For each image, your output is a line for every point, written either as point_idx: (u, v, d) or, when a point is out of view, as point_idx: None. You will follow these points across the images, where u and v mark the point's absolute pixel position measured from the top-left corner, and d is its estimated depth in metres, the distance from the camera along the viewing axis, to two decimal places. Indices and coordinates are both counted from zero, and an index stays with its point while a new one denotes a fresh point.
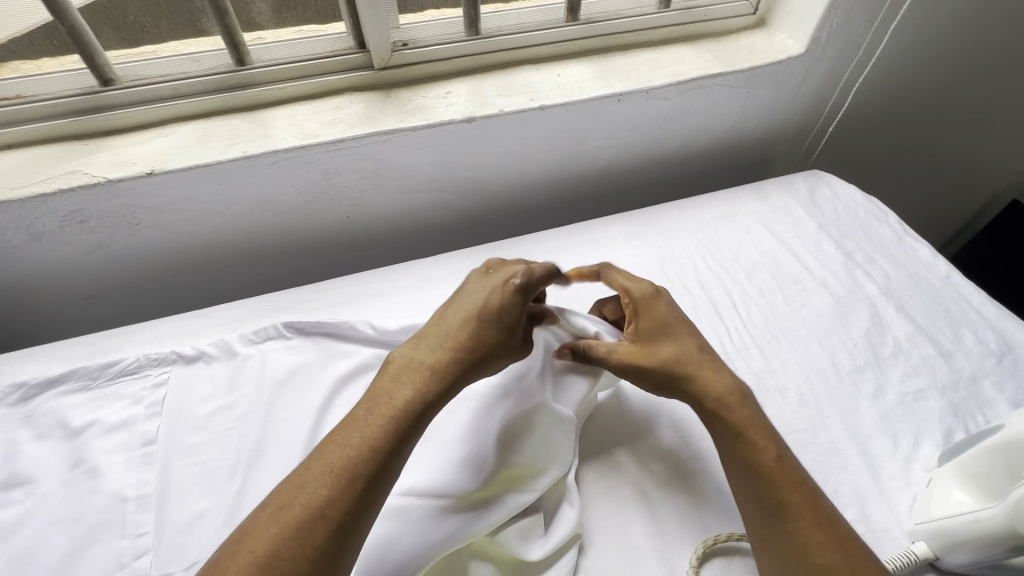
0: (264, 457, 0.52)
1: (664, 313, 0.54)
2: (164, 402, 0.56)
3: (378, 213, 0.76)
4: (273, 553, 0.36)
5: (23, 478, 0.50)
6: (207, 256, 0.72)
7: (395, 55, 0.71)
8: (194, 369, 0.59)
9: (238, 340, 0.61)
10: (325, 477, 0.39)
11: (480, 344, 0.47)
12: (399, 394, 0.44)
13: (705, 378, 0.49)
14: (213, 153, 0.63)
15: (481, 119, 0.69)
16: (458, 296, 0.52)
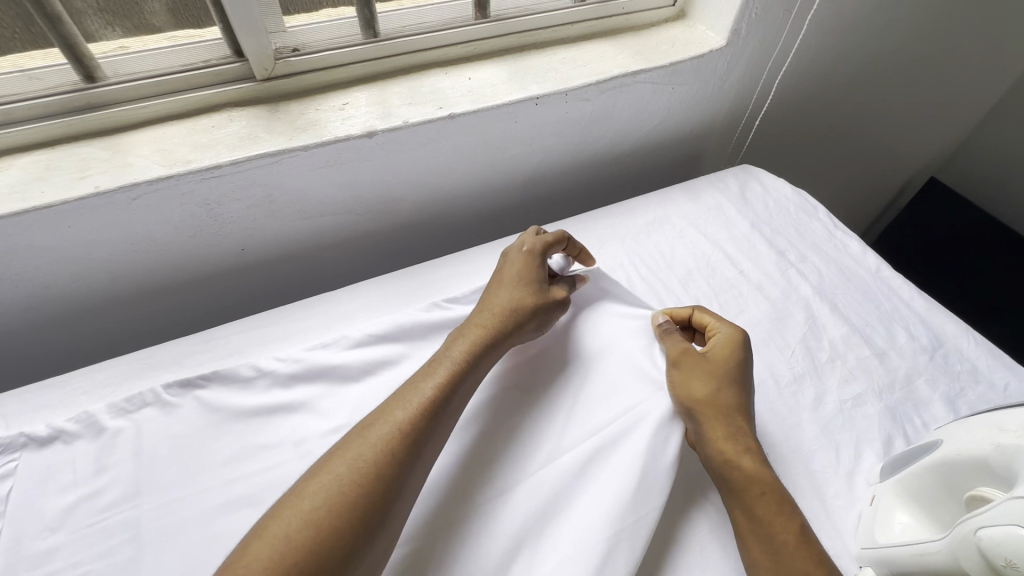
0: (139, 555, 0.44)
1: (733, 353, 0.51)
2: (9, 499, 0.46)
3: (278, 242, 0.67)
4: (360, 458, 0.40)
5: None
6: (73, 307, 0.62)
7: (281, 64, 0.63)
8: (51, 452, 0.49)
9: (107, 411, 0.51)
10: (406, 405, 0.44)
11: (524, 300, 0.55)
12: (461, 348, 0.50)
13: (731, 406, 0.48)
14: (56, 191, 0.52)
15: (384, 133, 0.62)
16: (497, 270, 0.60)
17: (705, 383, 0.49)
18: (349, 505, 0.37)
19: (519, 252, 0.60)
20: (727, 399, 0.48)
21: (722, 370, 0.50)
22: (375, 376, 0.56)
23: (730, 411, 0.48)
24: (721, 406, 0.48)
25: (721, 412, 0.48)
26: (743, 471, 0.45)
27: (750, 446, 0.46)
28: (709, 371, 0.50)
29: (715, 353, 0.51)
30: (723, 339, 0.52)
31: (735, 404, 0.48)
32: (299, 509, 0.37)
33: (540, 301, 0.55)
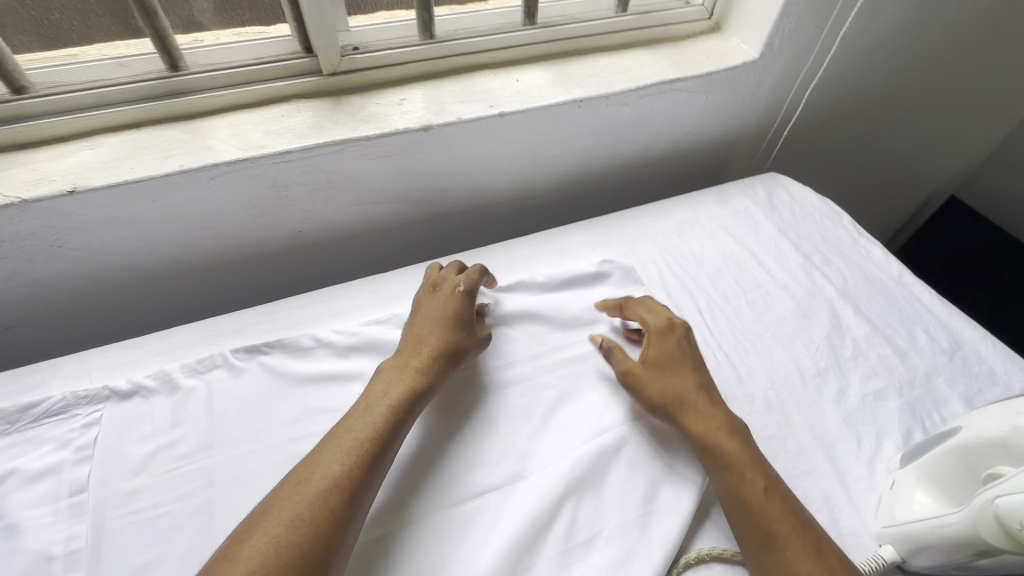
0: (214, 500, 0.48)
1: (674, 345, 0.58)
2: (96, 445, 0.51)
3: (332, 226, 0.72)
4: (301, 515, 0.41)
5: None
6: (145, 278, 0.67)
7: (345, 60, 0.67)
8: (130, 405, 0.54)
9: (181, 371, 0.56)
10: (337, 455, 0.46)
11: (460, 342, 0.57)
12: (392, 392, 0.52)
13: (687, 402, 0.54)
14: (144, 167, 0.57)
15: (440, 127, 0.66)
16: (422, 310, 0.60)
17: (653, 386, 0.55)
18: (289, 559, 0.39)
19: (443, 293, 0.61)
20: (679, 394, 0.54)
21: (663, 370, 0.56)
22: None
23: (686, 406, 0.53)
24: (674, 404, 0.53)
25: (677, 409, 0.53)
26: (704, 444, 0.51)
27: (737, 444, 0.51)
28: (653, 368, 0.56)
29: (651, 353, 0.57)
30: (654, 336, 0.59)
31: (691, 392, 0.54)
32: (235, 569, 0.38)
33: (465, 343, 0.57)
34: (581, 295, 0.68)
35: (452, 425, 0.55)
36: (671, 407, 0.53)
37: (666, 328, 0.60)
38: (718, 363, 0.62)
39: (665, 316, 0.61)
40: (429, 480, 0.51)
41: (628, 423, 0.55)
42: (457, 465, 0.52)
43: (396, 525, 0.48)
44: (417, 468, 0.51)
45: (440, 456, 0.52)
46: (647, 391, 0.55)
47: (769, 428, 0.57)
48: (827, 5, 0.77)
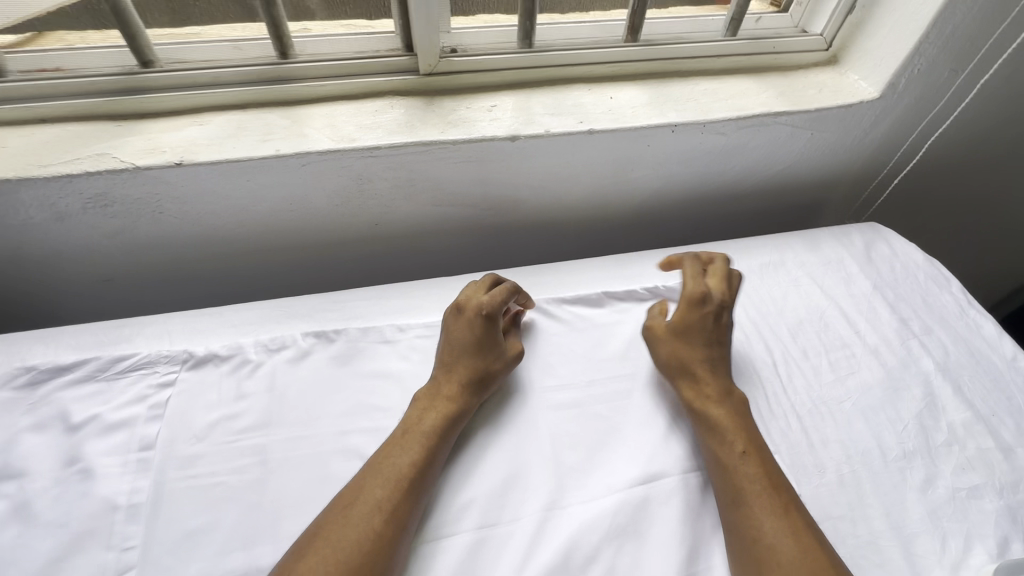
0: (265, 478, 0.50)
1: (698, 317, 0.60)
2: (168, 405, 0.54)
3: (408, 222, 0.73)
4: (347, 542, 0.43)
5: (18, 472, 0.48)
6: (228, 250, 0.70)
7: (443, 62, 0.67)
8: (202, 372, 0.56)
9: (251, 346, 0.58)
10: (381, 482, 0.47)
11: (489, 366, 0.56)
12: (427, 419, 0.52)
13: (704, 379, 0.56)
14: (244, 148, 0.60)
15: (525, 139, 0.65)
16: (447, 334, 0.58)
17: (670, 347, 0.59)
18: None
19: (467, 318, 0.58)
20: (690, 362, 0.57)
21: (681, 338, 0.59)
22: None
23: (697, 379, 0.56)
24: (685, 367, 0.57)
25: (688, 375, 0.57)
26: (695, 411, 0.54)
27: (785, 514, 0.46)
28: (673, 333, 0.60)
29: (677, 319, 0.60)
30: (688, 306, 0.61)
31: (699, 361, 0.57)
32: None
33: (496, 364, 0.57)
34: None
35: (499, 443, 0.54)
36: (678, 373, 0.57)
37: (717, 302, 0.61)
38: (789, 425, 0.58)
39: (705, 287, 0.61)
40: (467, 497, 0.50)
41: (681, 475, 0.52)
42: (500, 488, 0.50)
43: (428, 538, 0.47)
44: (459, 482, 0.51)
45: (482, 473, 0.51)
46: (704, 419, 0.53)
47: (839, 507, 0.52)
48: (969, 47, 0.69)
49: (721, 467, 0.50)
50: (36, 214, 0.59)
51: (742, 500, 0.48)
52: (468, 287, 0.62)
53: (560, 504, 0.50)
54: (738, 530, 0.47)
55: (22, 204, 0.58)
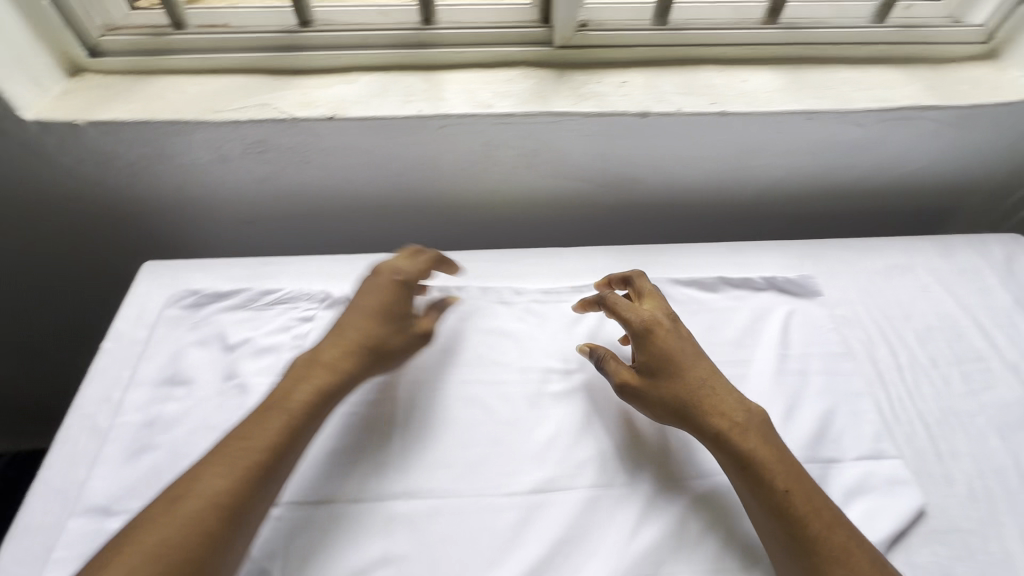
0: (395, 413, 0.54)
1: (667, 347, 0.54)
2: (309, 338, 0.59)
3: (525, 192, 0.74)
4: (243, 480, 0.43)
5: (186, 379, 0.54)
6: (354, 206, 0.74)
7: (577, 36, 0.68)
8: (338, 312, 0.61)
9: None
10: (279, 426, 0.46)
11: (381, 328, 0.54)
12: (315, 377, 0.50)
13: (721, 411, 0.50)
14: (389, 106, 0.63)
15: (656, 116, 0.65)
16: (370, 301, 0.55)
17: (666, 385, 0.52)
18: (218, 511, 0.41)
19: (388, 285, 0.57)
20: (695, 398, 0.51)
21: (665, 377, 0.52)
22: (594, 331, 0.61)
23: (709, 416, 0.50)
24: (688, 407, 0.51)
25: (692, 416, 0.50)
26: (717, 439, 0.49)
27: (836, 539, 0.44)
28: (647, 376, 0.53)
29: (642, 359, 0.53)
30: (636, 341, 0.54)
31: (698, 394, 0.51)
32: (191, 505, 0.40)
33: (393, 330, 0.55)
34: (762, 318, 0.64)
35: (615, 410, 0.55)
36: (679, 414, 0.51)
37: (641, 329, 0.54)
38: (914, 431, 0.56)
39: (634, 313, 0.55)
40: (583, 456, 0.52)
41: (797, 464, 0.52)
42: (616, 453, 0.52)
43: (546, 488, 0.50)
44: (575, 442, 0.52)
45: (597, 436, 0.53)
46: (733, 452, 0.48)
47: (969, 521, 0.50)
48: None
49: (770, 502, 0.46)
50: (203, 155, 0.66)
51: (807, 535, 0.44)
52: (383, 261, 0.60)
53: (672, 475, 0.51)
54: (802, 566, 0.44)
55: (193, 145, 0.64)
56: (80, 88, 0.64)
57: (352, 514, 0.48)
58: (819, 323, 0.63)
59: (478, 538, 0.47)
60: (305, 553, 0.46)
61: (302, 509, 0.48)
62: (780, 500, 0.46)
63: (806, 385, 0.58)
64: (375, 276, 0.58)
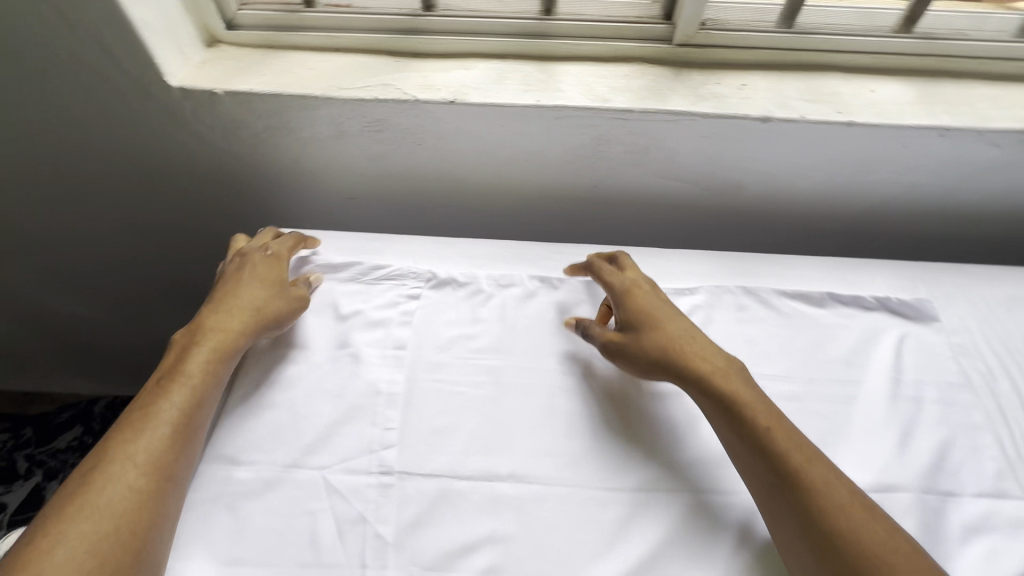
0: (499, 397, 0.55)
1: (646, 305, 0.58)
2: (415, 316, 0.60)
3: (626, 190, 0.74)
4: (155, 453, 0.45)
5: (303, 344, 0.58)
6: (454, 192, 0.76)
7: (700, 34, 0.66)
8: (443, 292, 0.62)
9: (485, 279, 0.64)
10: (184, 396, 0.49)
11: (269, 304, 0.57)
12: (209, 340, 0.53)
13: (701, 356, 0.53)
14: (508, 95, 0.64)
15: (778, 121, 0.63)
16: (240, 272, 0.60)
17: (648, 335, 0.55)
18: (137, 481, 0.43)
19: (280, 267, 0.61)
20: (675, 344, 0.54)
21: (646, 326, 0.56)
22: None
23: (689, 362, 0.52)
24: (668, 355, 0.53)
25: (672, 362, 0.53)
26: (692, 378, 0.52)
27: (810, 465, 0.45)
28: (629, 330, 0.56)
29: (625, 316, 0.57)
30: (617, 296, 0.59)
31: (676, 338, 0.54)
32: (126, 464, 0.43)
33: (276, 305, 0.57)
34: (873, 339, 0.61)
35: None
36: (661, 361, 0.53)
37: (621, 291, 0.59)
38: None
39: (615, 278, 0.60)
40: (687, 459, 0.52)
41: (915, 492, 0.50)
42: (721, 459, 0.52)
43: (651, 487, 0.50)
44: (678, 444, 0.52)
45: (701, 440, 0.53)
46: (713, 393, 0.50)
47: None
48: None
49: (750, 441, 0.47)
50: (322, 131, 0.68)
51: (791, 467, 0.45)
52: (251, 240, 0.64)
53: None
54: (790, 501, 0.44)
55: (316, 120, 0.66)
56: (215, 59, 0.67)
57: (461, 491, 0.49)
58: (935, 350, 0.61)
59: (583, 530, 0.47)
60: (416, 523, 0.47)
61: (412, 480, 0.49)
62: (763, 437, 0.47)
63: (923, 413, 0.56)
64: (237, 256, 0.62)
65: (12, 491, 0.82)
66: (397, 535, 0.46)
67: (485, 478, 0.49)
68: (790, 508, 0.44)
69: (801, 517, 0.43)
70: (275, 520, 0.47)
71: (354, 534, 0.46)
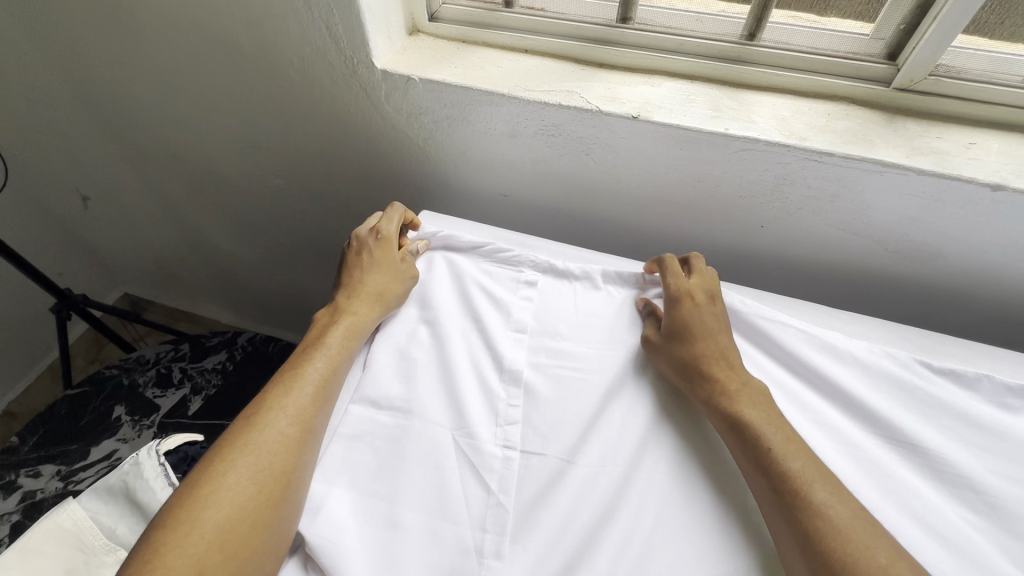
0: (624, 392, 0.54)
1: (695, 315, 0.56)
2: (534, 299, 0.61)
3: (794, 235, 0.68)
4: (301, 402, 0.49)
5: (432, 307, 0.60)
6: (606, 204, 0.75)
7: (929, 80, 0.59)
8: (560, 285, 0.63)
9: (601, 275, 0.63)
10: (325, 358, 0.53)
11: (389, 279, 0.60)
12: (344, 311, 0.58)
13: (724, 377, 0.52)
14: (695, 119, 0.61)
15: (1012, 192, 0.54)
16: (359, 251, 0.64)
17: (675, 348, 0.54)
18: (289, 425, 0.47)
19: (390, 249, 0.63)
20: (700, 359, 0.53)
21: (679, 339, 0.55)
22: (855, 411, 0.55)
23: (709, 380, 0.52)
24: (696, 368, 0.53)
25: (696, 375, 0.52)
26: (716, 398, 0.50)
27: (857, 538, 0.40)
28: (668, 332, 0.56)
29: (670, 320, 0.56)
30: (669, 302, 0.58)
31: (708, 356, 0.53)
32: (279, 411, 0.48)
33: (396, 281, 0.60)
34: None
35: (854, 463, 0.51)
36: (685, 376, 0.53)
37: (676, 294, 0.58)
38: None
39: (676, 279, 0.59)
40: None
41: None
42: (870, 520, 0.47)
43: None
44: None
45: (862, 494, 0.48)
46: (728, 405, 0.49)
47: None
48: None
49: (786, 498, 0.43)
50: (497, 127, 0.69)
51: (792, 485, 0.43)
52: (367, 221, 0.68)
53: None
54: (788, 518, 0.42)
55: (495, 116, 0.68)
56: (413, 47, 0.71)
57: (576, 478, 0.49)
58: None
59: (710, 568, 0.44)
60: (534, 504, 0.47)
61: (534, 459, 0.50)
62: (769, 456, 0.45)
63: None
64: (355, 238, 0.65)
65: (167, 396, 0.95)
66: (516, 512, 0.47)
67: (601, 468, 0.49)
68: (789, 526, 0.42)
69: (800, 538, 0.41)
70: (405, 465, 0.49)
71: (476, 500, 0.47)
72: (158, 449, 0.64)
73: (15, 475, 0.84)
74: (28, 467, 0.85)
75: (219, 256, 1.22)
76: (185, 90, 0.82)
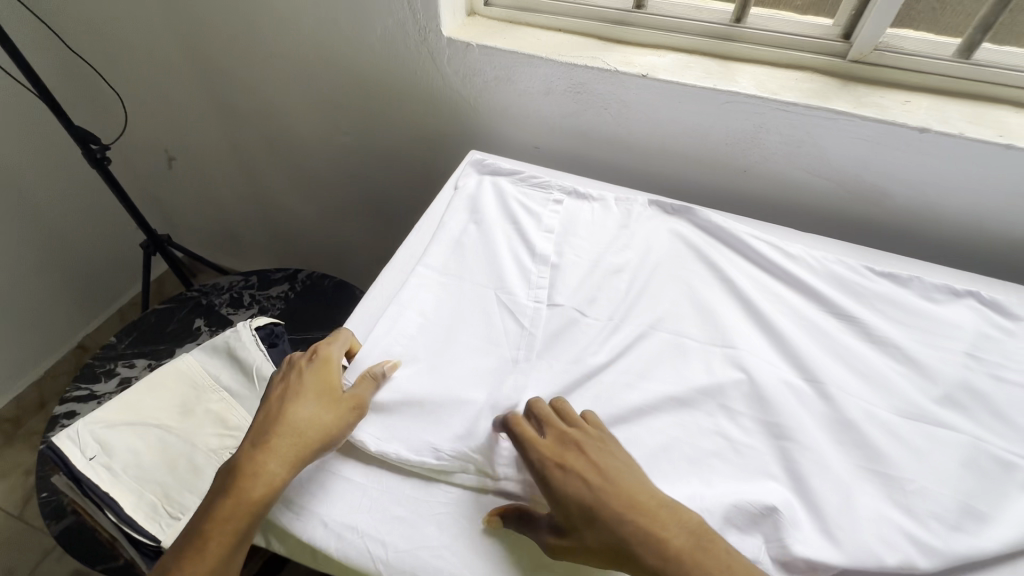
0: (629, 275, 0.70)
1: (578, 487, 0.47)
2: (562, 211, 0.78)
3: (771, 177, 0.84)
4: None
5: (481, 213, 0.77)
6: (620, 154, 0.91)
7: (875, 54, 0.76)
8: (581, 205, 0.79)
9: (613, 199, 0.80)
10: (213, 554, 0.46)
11: (318, 426, 0.51)
12: (241, 485, 0.48)
13: (659, 541, 0.44)
14: (691, 78, 0.78)
15: (935, 134, 0.70)
16: (290, 386, 0.55)
17: (591, 534, 0.45)
18: None
19: (323, 379, 0.55)
20: (625, 539, 0.44)
21: (583, 525, 0.45)
22: (811, 297, 0.69)
23: (646, 550, 0.44)
24: (631, 555, 0.44)
25: (638, 564, 0.43)
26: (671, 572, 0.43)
27: None
28: (569, 528, 0.46)
29: (559, 510, 0.46)
30: (546, 488, 0.48)
31: (634, 532, 0.44)
32: None
33: (323, 432, 0.51)
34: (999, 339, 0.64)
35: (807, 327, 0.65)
36: (618, 561, 0.44)
37: (546, 470, 0.48)
38: None
39: (538, 449, 0.50)
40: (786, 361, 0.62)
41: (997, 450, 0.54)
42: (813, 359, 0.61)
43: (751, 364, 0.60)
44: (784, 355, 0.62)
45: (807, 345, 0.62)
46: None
47: None
48: None
49: None
50: (535, 86, 0.87)
51: None
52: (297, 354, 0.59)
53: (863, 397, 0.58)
54: None
55: (533, 77, 0.86)
56: (470, 24, 0.90)
57: (587, 326, 0.64)
58: None
59: (685, 380, 0.59)
60: (556, 337, 0.63)
61: (558, 312, 0.65)
62: None
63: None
64: (287, 368, 0.57)
65: (239, 313, 1.12)
66: (543, 341, 0.62)
67: (608, 321, 0.65)
68: None
69: None
70: (461, 309, 0.65)
71: (513, 333, 0.62)
72: (251, 324, 0.79)
73: (115, 364, 1.01)
74: (125, 359, 1.02)
75: (280, 214, 1.41)
76: (281, 59, 1.02)
